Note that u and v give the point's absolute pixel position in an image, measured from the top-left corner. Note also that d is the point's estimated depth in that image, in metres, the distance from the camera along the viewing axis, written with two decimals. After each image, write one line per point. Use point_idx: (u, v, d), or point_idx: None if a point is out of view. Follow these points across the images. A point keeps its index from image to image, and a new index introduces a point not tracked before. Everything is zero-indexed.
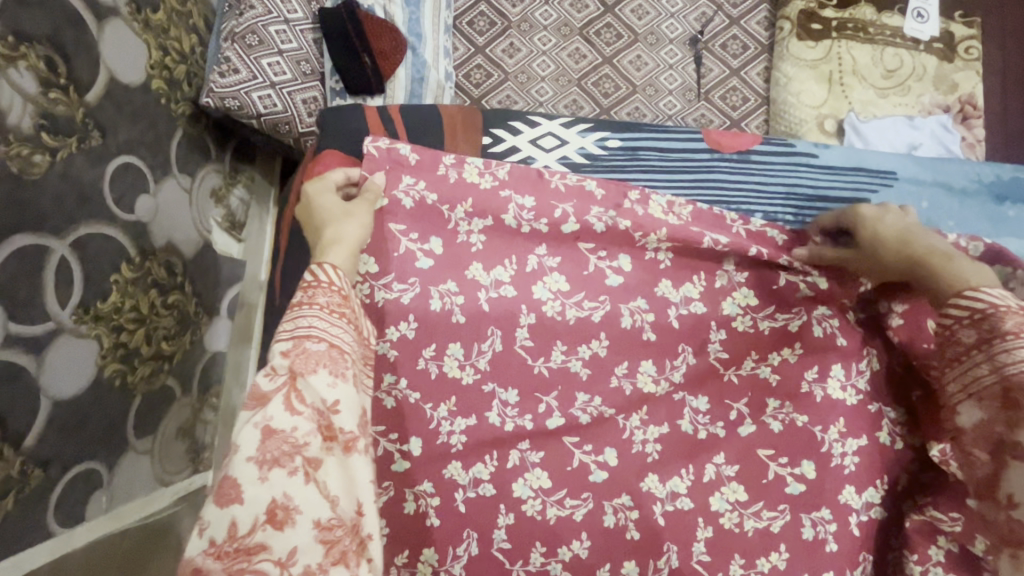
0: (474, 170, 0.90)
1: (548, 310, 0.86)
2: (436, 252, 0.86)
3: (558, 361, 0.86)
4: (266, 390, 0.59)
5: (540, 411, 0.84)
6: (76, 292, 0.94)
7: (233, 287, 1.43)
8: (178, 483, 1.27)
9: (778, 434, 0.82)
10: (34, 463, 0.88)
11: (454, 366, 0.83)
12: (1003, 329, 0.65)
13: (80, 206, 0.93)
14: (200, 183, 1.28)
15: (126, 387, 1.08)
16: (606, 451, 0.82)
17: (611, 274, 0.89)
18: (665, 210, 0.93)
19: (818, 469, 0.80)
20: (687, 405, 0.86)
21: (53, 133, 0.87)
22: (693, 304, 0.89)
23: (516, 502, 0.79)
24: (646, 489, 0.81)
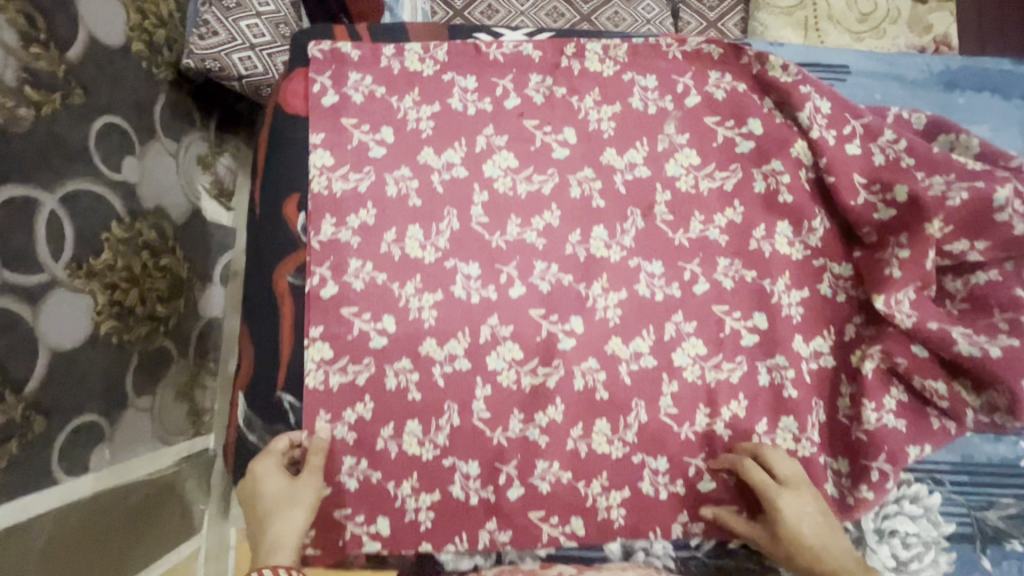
0: (415, 57, 0.94)
1: (500, 186, 0.92)
2: (388, 141, 0.91)
3: (514, 234, 0.91)
4: None
5: (501, 282, 0.90)
6: (68, 247, 0.96)
7: (224, 254, 1.45)
8: (179, 444, 1.31)
9: (731, 291, 0.92)
10: (36, 411, 0.91)
11: (416, 247, 0.89)
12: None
13: (65, 162, 0.95)
14: (186, 149, 1.30)
15: (123, 345, 1.11)
16: (572, 319, 0.90)
17: (557, 147, 0.93)
18: (600, 59, 0.96)
19: (770, 321, 0.92)
20: (642, 270, 0.92)
21: (36, 88, 0.89)
22: (636, 169, 0.94)
23: (491, 373, 0.87)
24: (610, 352, 0.90)
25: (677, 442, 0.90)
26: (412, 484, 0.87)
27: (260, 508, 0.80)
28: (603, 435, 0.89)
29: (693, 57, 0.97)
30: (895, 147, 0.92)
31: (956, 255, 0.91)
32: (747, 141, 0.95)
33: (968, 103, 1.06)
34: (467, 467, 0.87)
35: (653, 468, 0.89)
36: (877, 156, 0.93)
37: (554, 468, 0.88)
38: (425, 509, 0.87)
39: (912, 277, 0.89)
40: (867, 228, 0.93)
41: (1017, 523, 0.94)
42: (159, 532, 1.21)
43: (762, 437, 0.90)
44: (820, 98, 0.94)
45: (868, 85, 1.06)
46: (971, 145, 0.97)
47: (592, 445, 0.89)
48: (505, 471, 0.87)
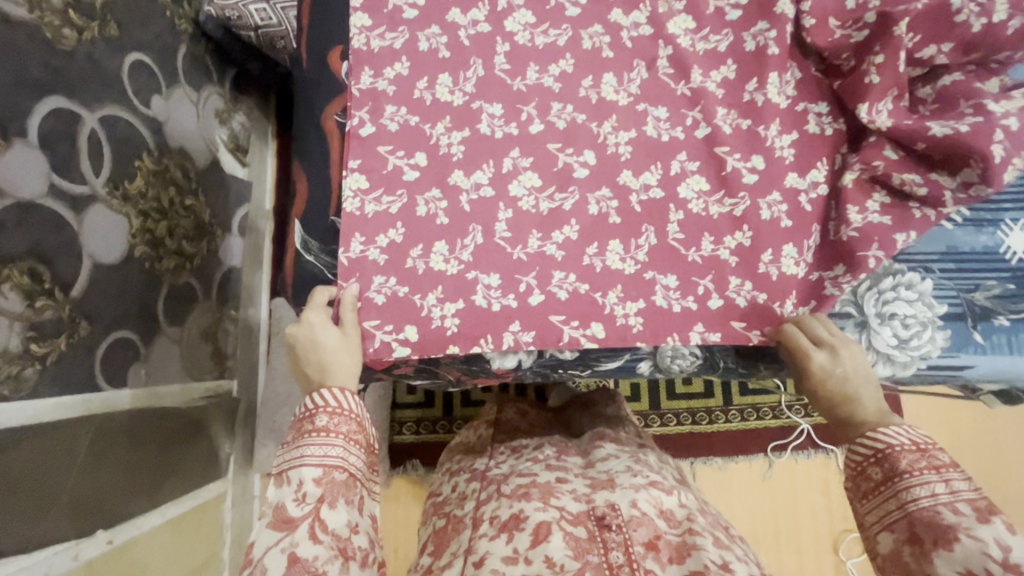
0: None
1: (519, 40, 1.00)
2: (419, 3, 0.99)
3: (533, 79, 0.99)
4: (294, 515, 0.70)
5: (522, 120, 0.98)
6: (107, 166, 1.02)
7: (242, 206, 1.51)
8: (207, 383, 1.34)
9: (730, 135, 0.98)
10: (80, 315, 0.95)
11: (445, 92, 0.97)
12: (897, 471, 0.70)
13: (103, 88, 1.02)
14: (204, 101, 1.37)
15: (155, 273, 1.16)
16: (585, 153, 0.97)
17: (570, 7, 1.01)
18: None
19: (766, 161, 0.97)
20: (650, 114, 0.99)
21: (78, 13, 0.96)
22: (641, 28, 1.01)
23: (513, 198, 0.94)
24: (622, 183, 0.97)
25: (685, 264, 0.95)
26: (438, 296, 0.91)
27: (320, 356, 0.83)
28: (616, 253, 0.95)
29: None
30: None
31: (927, 61, 0.91)
32: (737, 10, 1.01)
33: None
34: (489, 278, 0.92)
35: (664, 285, 0.94)
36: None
37: (571, 279, 0.93)
38: (451, 317, 0.91)
39: (889, 81, 0.89)
40: (845, 53, 0.95)
41: (1006, 299, 0.95)
42: (187, 466, 1.25)
43: (768, 266, 0.94)
44: None
45: None
46: None
47: (606, 261, 0.94)
48: (525, 281, 0.92)
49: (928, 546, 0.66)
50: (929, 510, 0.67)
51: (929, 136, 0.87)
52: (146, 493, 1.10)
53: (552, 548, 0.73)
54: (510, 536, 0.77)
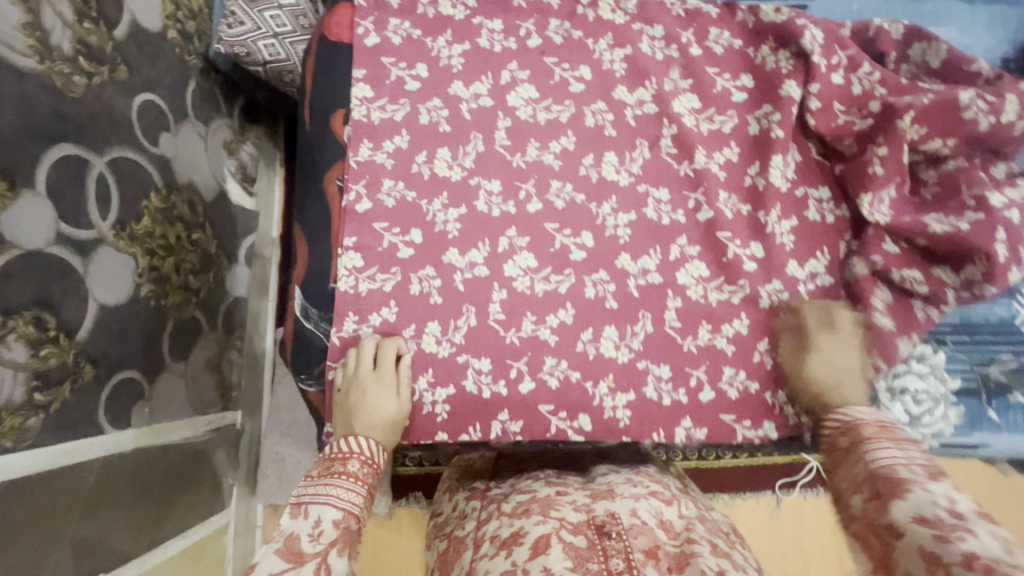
0: (447, 4, 1.04)
1: (522, 114, 1.02)
2: (422, 75, 1.01)
3: (534, 155, 1.01)
4: (306, 550, 0.69)
5: (521, 198, 1.00)
6: (114, 209, 1.03)
7: (249, 236, 1.52)
8: (212, 415, 1.34)
9: (732, 221, 1.02)
10: (85, 359, 0.95)
11: (444, 166, 0.99)
12: (862, 437, 0.77)
13: (112, 130, 1.02)
14: (213, 133, 1.38)
15: (160, 309, 1.16)
16: (583, 234, 1.00)
17: (574, 82, 1.04)
18: (612, 9, 1.07)
19: (765, 249, 1.01)
20: (650, 195, 1.02)
21: (88, 59, 0.96)
22: (645, 106, 1.05)
23: (509, 278, 0.97)
24: (620, 267, 1.00)
25: (681, 352, 0.99)
26: (428, 380, 0.94)
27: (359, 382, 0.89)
28: (611, 340, 0.98)
29: (693, 13, 1.09)
30: (870, 77, 1.02)
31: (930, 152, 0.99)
32: (742, 92, 1.07)
33: (935, 9, 1.19)
34: (479, 362, 0.95)
35: (656, 374, 0.98)
36: (855, 85, 1.01)
37: (561, 365, 0.96)
38: (441, 402, 0.94)
39: (891, 170, 0.97)
40: (847, 139, 1.02)
41: (1018, 374, 1.03)
42: (189, 500, 1.25)
43: (763, 355, 1.00)
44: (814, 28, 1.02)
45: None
46: (939, 52, 1.06)
47: (600, 348, 0.97)
48: (515, 366, 0.95)
49: (887, 498, 0.70)
50: (888, 467, 0.73)
51: (929, 232, 0.95)
52: (148, 531, 1.10)
53: (552, 559, 0.72)
54: (509, 551, 0.77)
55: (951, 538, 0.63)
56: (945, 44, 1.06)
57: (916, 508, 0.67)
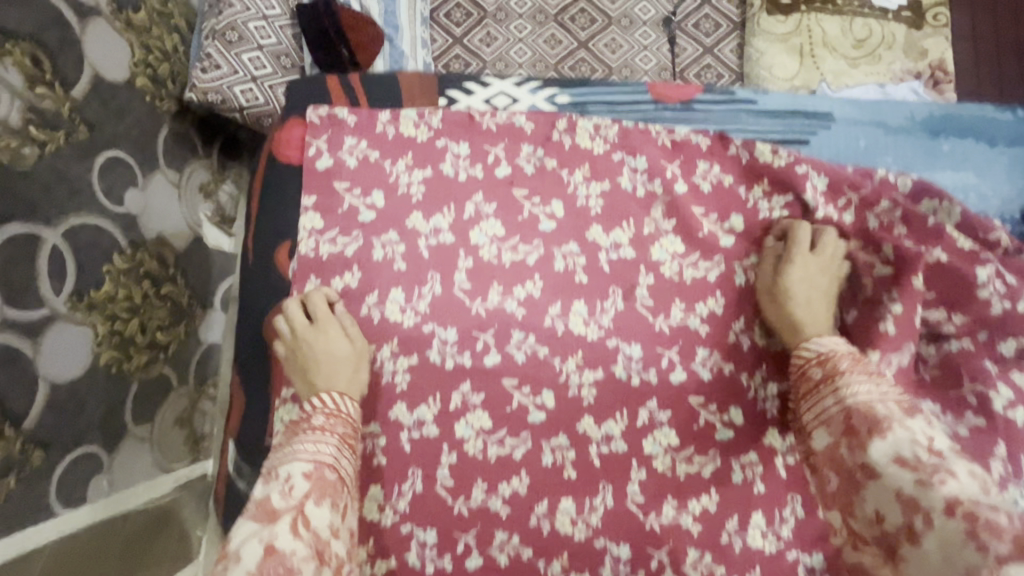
0: (409, 123, 0.96)
1: (484, 254, 0.93)
2: (378, 205, 0.93)
3: (495, 301, 0.92)
4: (278, 506, 0.72)
5: (477, 349, 0.91)
6: (70, 280, 0.98)
7: (225, 279, 1.46)
8: (178, 470, 1.31)
9: (708, 381, 0.92)
10: (35, 444, 0.93)
11: (396, 310, 0.91)
12: (837, 370, 0.79)
13: (68, 196, 0.97)
14: (188, 177, 1.32)
15: (123, 375, 1.12)
16: (543, 393, 0.91)
17: (544, 220, 0.94)
18: (591, 136, 0.97)
19: (743, 415, 0.92)
20: (622, 351, 0.92)
21: (40, 127, 0.91)
22: (621, 250, 0.94)
23: (459, 441, 0.89)
24: (581, 431, 0.91)
25: (639, 530, 0.89)
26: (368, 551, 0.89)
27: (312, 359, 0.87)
28: (567, 515, 0.90)
29: (681, 145, 0.97)
30: (891, 215, 0.92)
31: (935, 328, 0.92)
32: (730, 236, 0.96)
33: (953, 151, 1.00)
34: (425, 534, 0.89)
35: (614, 554, 0.89)
36: (872, 221, 0.93)
37: (513, 541, 0.90)
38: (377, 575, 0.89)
39: (897, 343, 0.88)
40: (851, 305, 0.94)
41: None
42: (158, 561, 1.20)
43: (732, 536, 0.89)
44: (818, 175, 0.94)
45: (850, 133, 1.01)
46: (954, 215, 0.92)
47: (555, 524, 0.90)
48: (463, 540, 0.89)
49: (863, 436, 0.72)
50: (864, 403, 0.74)
51: None
52: None
53: None
54: None
55: (932, 482, 0.65)
56: (961, 204, 0.92)
57: (895, 450, 0.69)
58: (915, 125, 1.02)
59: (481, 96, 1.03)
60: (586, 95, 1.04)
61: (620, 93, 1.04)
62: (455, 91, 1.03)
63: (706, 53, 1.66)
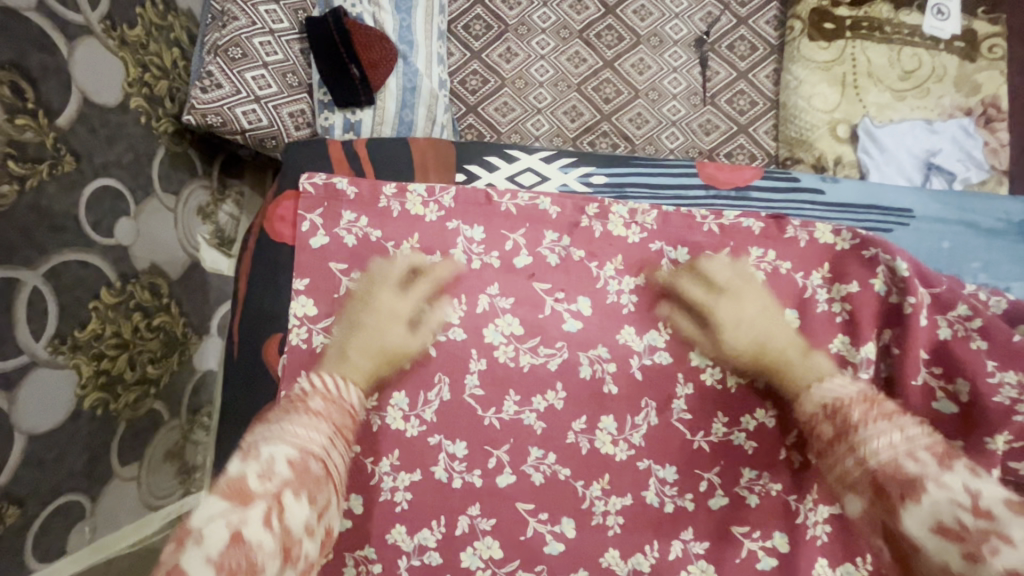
0: (418, 200, 0.88)
1: (501, 355, 0.84)
2: (380, 292, 0.85)
3: (510, 412, 0.83)
4: (252, 489, 0.56)
5: (489, 467, 0.82)
6: (52, 323, 0.91)
7: (223, 305, 1.39)
8: (167, 507, 1.25)
9: (755, 508, 0.81)
10: (10, 500, 0.87)
11: (399, 417, 0.83)
12: (852, 424, 0.68)
13: (51, 234, 0.90)
14: (185, 201, 1.24)
15: (109, 416, 1.06)
16: (562, 520, 0.81)
17: (570, 318, 0.85)
18: (625, 223, 0.89)
19: (790, 543, 0.80)
20: (654, 475, 0.82)
21: (20, 161, 0.84)
22: (656, 354, 0.85)
23: (463, 572, 0.80)
24: (605, 563, 0.81)
25: None
26: None
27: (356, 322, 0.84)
28: None
29: (728, 231, 0.88)
30: (968, 323, 0.80)
31: None
32: (782, 334, 0.84)
33: None
34: None
35: None
36: (945, 328, 0.80)
37: None
38: None
39: None
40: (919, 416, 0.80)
41: None
42: None
43: None
44: (895, 259, 0.82)
45: (931, 233, 0.92)
46: None
47: None
48: None
49: (896, 499, 0.59)
50: (893, 461, 0.61)
51: None
52: None
53: None
54: None
55: (983, 555, 0.51)
56: None
57: (936, 515, 0.56)
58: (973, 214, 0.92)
59: (505, 172, 0.96)
60: (625, 175, 0.97)
61: (666, 176, 0.96)
62: (476, 166, 0.97)
63: (741, 79, 1.56)
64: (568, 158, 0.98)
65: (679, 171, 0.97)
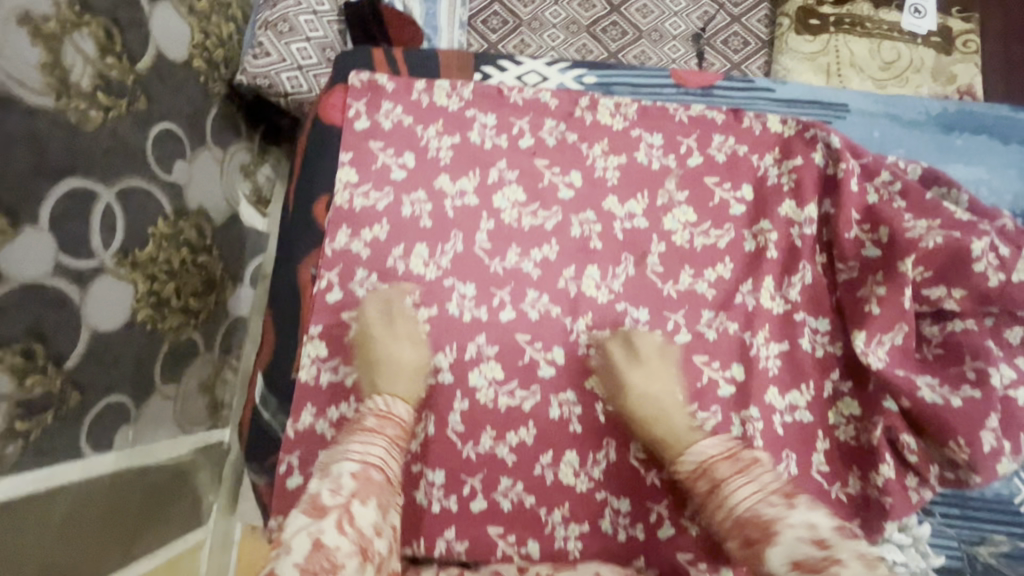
0: (443, 93, 1.09)
1: (506, 218, 1.05)
2: (409, 165, 1.05)
3: (512, 261, 1.03)
4: (324, 504, 0.76)
5: (494, 304, 1.01)
6: (118, 237, 1.05)
7: (257, 258, 1.53)
8: (196, 434, 1.36)
9: (714, 340, 1.02)
10: (72, 386, 0.98)
11: (419, 263, 1.02)
12: (719, 479, 0.82)
13: (125, 161, 1.05)
14: (231, 157, 1.40)
15: (155, 333, 1.18)
16: (554, 349, 1.00)
17: (563, 188, 1.06)
18: (611, 114, 1.09)
19: (746, 371, 1.00)
20: (629, 314, 1.02)
21: (106, 93, 0.99)
22: (635, 219, 1.06)
23: (471, 389, 0.98)
24: (588, 389, 1.00)
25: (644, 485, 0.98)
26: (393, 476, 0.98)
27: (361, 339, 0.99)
28: (569, 466, 0.98)
29: (696, 120, 1.09)
30: (890, 187, 1.03)
31: (934, 301, 0.98)
32: (740, 204, 1.07)
33: (964, 145, 1.10)
34: (435, 475, 0.98)
35: (615, 507, 0.98)
36: (873, 193, 1.03)
37: (517, 488, 0.97)
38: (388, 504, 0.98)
39: (894, 314, 0.97)
40: (852, 261, 1.02)
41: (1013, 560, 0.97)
42: (164, 520, 1.26)
43: None
44: (831, 136, 1.05)
45: (866, 123, 1.12)
46: (961, 203, 1.03)
47: (559, 474, 0.98)
48: (469, 483, 0.98)
49: (760, 546, 0.74)
50: (750, 509, 0.77)
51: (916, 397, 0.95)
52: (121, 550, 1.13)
53: None
54: None
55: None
56: (968, 194, 1.03)
57: (791, 554, 0.71)
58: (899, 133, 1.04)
59: (514, 73, 1.14)
60: (611, 75, 1.15)
61: (644, 76, 1.15)
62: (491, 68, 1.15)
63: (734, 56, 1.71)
64: (565, 62, 1.16)
65: (655, 73, 1.16)
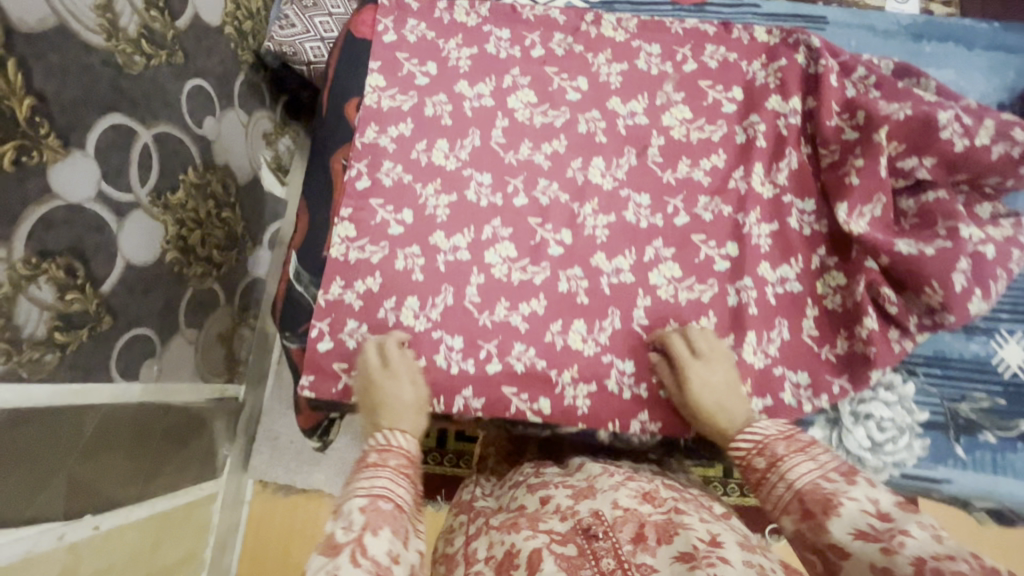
0: (462, 11, 1.05)
1: (518, 117, 1.01)
2: (431, 73, 1.02)
3: (524, 154, 0.99)
4: (338, 540, 0.58)
5: (509, 192, 0.98)
6: (153, 177, 1.12)
7: (275, 223, 1.61)
8: (215, 385, 1.41)
9: (709, 223, 0.95)
10: (106, 310, 1.04)
11: (440, 155, 0.98)
12: (777, 456, 0.67)
13: (161, 107, 1.13)
14: (254, 123, 1.48)
15: (182, 276, 1.24)
16: (561, 231, 0.96)
17: (571, 91, 1.02)
18: (614, 28, 1.05)
19: (740, 247, 0.93)
20: (632, 199, 0.97)
21: (149, 43, 1.08)
22: (637, 117, 1.00)
23: (487, 265, 0.94)
24: (595, 264, 0.95)
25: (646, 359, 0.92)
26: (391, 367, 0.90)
27: (370, 383, 0.84)
28: (579, 333, 0.92)
29: (690, 32, 1.03)
30: (866, 81, 0.95)
31: (908, 173, 0.90)
32: (730, 103, 1.00)
33: (934, 51, 1.09)
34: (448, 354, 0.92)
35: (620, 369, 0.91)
36: (851, 88, 0.95)
37: (530, 352, 0.92)
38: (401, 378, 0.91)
39: (872, 186, 0.89)
40: (833, 145, 0.94)
41: (995, 416, 0.88)
42: (180, 464, 1.30)
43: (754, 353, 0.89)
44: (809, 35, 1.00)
45: (845, 33, 1.10)
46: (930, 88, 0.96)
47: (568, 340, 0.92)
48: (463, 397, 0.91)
49: (819, 517, 0.59)
50: (809, 483, 0.63)
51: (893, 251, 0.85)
52: (140, 484, 1.17)
53: None
54: None
55: (895, 548, 0.53)
56: (937, 81, 0.96)
57: (853, 524, 0.57)
58: (919, 25, 1.10)
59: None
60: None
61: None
62: None
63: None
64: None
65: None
